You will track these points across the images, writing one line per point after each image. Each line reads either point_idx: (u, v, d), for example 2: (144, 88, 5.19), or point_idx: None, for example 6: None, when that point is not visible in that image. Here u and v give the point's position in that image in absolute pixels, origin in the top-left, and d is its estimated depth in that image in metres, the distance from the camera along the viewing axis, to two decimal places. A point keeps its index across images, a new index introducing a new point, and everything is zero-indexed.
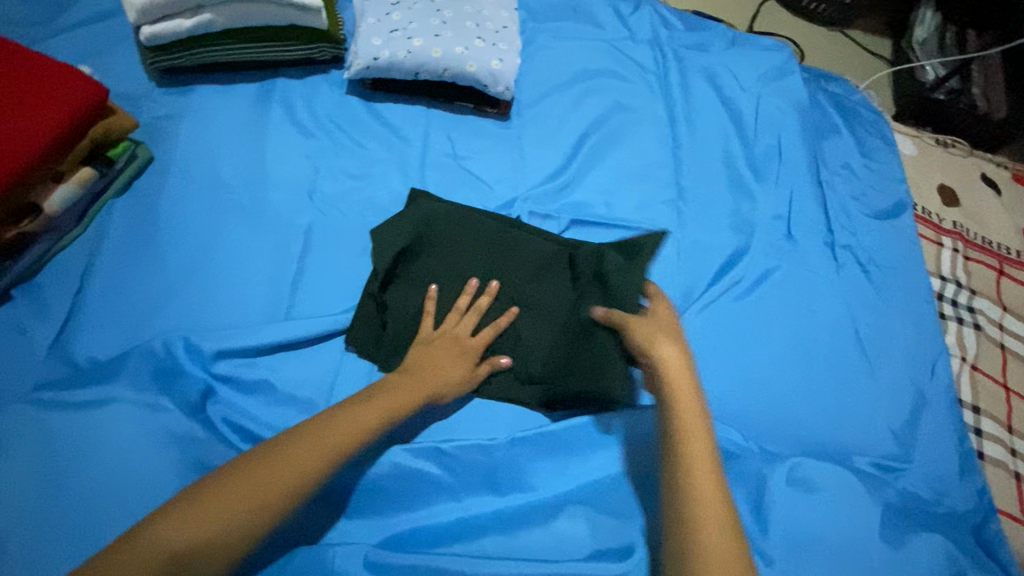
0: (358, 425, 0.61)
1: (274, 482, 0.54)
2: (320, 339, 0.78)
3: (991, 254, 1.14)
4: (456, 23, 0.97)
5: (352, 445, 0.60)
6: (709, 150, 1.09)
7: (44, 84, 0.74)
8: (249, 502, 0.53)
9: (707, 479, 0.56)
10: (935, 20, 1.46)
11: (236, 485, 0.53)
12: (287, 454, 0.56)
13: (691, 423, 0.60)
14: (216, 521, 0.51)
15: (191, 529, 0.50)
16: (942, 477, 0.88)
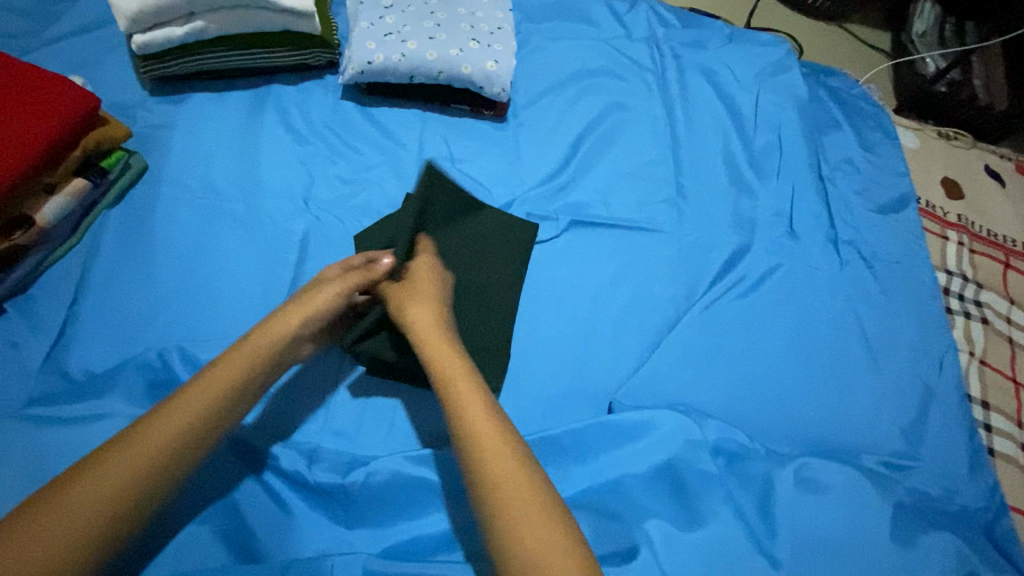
0: (222, 378, 0.59)
1: (134, 453, 0.51)
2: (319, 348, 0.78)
3: (997, 246, 1.13)
4: (450, 25, 0.96)
5: (217, 407, 0.57)
6: (708, 148, 1.08)
7: (36, 94, 0.73)
8: (116, 482, 0.50)
9: (493, 443, 0.53)
10: (934, 12, 1.45)
11: (92, 472, 0.50)
12: (133, 446, 0.52)
13: (451, 380, 0.60)
14: (75, 510, 0.47)
15: (54, 529, 0.46)
16: (953, 474, 0.86)
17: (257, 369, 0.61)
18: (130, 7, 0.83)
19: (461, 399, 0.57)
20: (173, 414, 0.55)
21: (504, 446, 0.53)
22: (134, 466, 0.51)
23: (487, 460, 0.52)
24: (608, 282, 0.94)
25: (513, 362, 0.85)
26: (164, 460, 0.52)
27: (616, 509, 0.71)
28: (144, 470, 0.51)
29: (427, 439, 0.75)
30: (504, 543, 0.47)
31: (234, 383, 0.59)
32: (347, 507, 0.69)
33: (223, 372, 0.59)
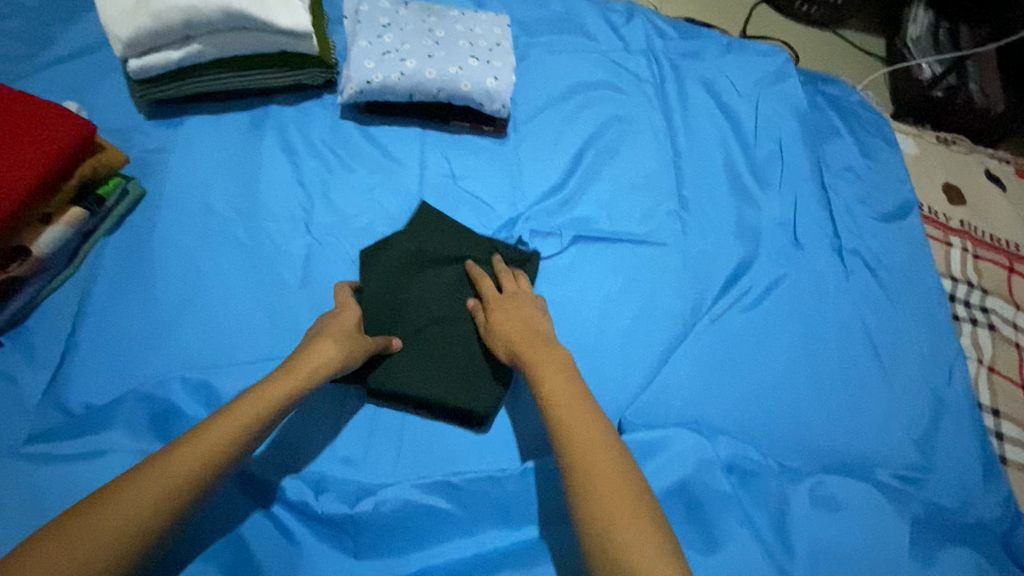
0: (254, 412, 0.57)
1: (160, 482, 0.49)
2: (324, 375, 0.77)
3: (1001, 251, 1.13)
4: (449, 42, 0.95)
5: (261, 417, 0.57)
6: (710, 158, 1.08)
7: (32, 124, 0.72)
8: (138, 515, 0.47)
9: (585, 436, 0.57)
10: (927, 18, 1.45)
11: (113, 501, 0.47)
12: (179, 451, 0.52)
13: (549, 376, 0.64)
14: (117, 517, 0.46)
15: (89, 543, 0.44)
16: (967, 485, 0.85)
17: (283, 403, 0.59)
18: (124, 32, 0.81)
19: (589, 449, 0.56)
20: (199, 443, 0.53)
21: (610, 457, 0.55)
22: (158, 497, 0.49)
23: (617, 512, 0.51)
24: (613, 297, 0.93)
25: None
26: (186, 493, 0.50)
27: None
28: (166, 503, 0.49)
29: (436, 464, 0.74)
30: (611, 542, 0.49)
31: (263, 417, 0.57)
32: (357, 539, 0.67)
33: (262, 391, 0.60)
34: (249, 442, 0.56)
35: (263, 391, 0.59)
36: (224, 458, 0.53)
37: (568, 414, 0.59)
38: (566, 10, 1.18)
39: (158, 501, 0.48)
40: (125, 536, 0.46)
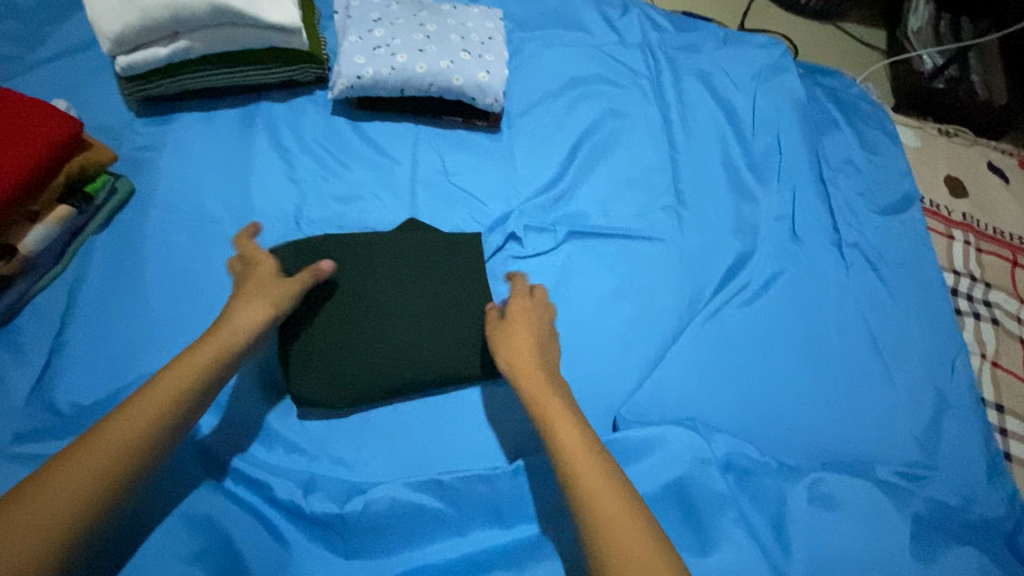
0: (201, 359, 0.59)
1: (126, 436, 0.51)
2: None
3: (1004, 245, 1.11)
4: (441, 37, 0.94)
5: (210, 369, 0.59)
6: (707, 152, 1.06)
7: (17, 120, 0.71)
8: (97, 465, 0.49)
9: (567, 434, 0.56)
10: (928, 9, 1.43)
11: (66, 460, 0.49)
12: (133, 407, 0.53)
13: (527, 372, 0.64)
14: (83, 476, 0.48)
15: (58, 501, 0.47)
16: (970, 482, 0.84)
17: (231, 351, 0.61)
18: (112, 29, 0.81)
19: (569, 443, 0.55)
20: (150, 394, 0.55)
21: (589, 449, 0.55)
22: (115, 445, 0.51)
23: (609, 511, 0.50)
24: (608, 293, 0.92)
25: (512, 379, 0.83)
26: (144, 440, 0.52)
27: None
28: (125, 451, 0.51)
29: (428, 462, 0.74)
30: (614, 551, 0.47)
31: (213, 363, 0.59)
32: (347, 539, 0.66)
33: (211, 342, 0.61)
34: (203, 385, 0.58)
35: (209, 341, 0.61)
36: (180, 405, 0.55)
37: (541, 408, 0.59)
38: (561, 3, 1.17)
39: (118, 450, 0.51)
40: (89, 484, 0.48)
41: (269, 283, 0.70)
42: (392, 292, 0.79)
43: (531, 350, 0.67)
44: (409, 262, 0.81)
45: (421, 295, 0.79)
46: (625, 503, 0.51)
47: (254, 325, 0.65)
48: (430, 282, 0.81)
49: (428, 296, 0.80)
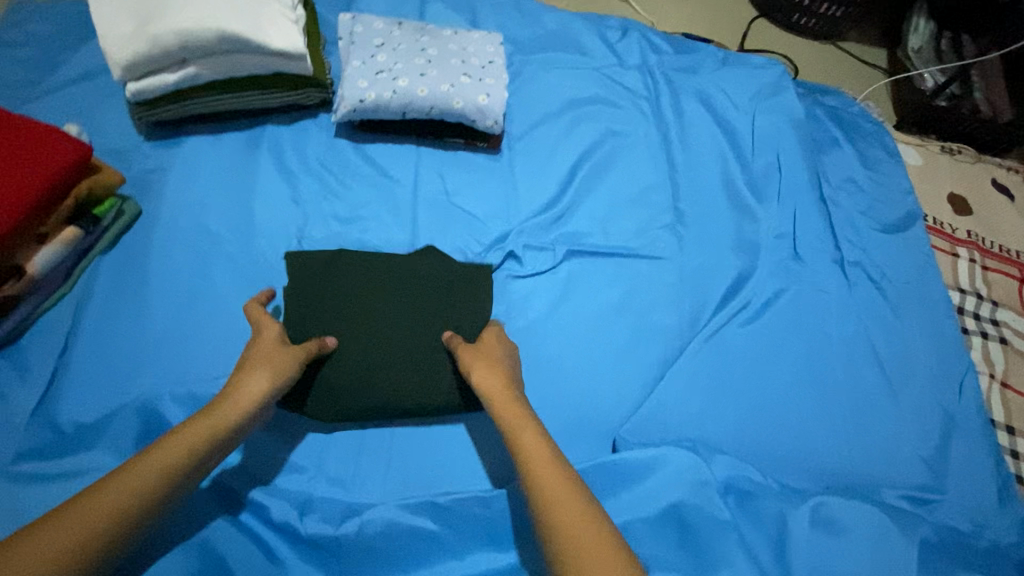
0: (257, 390, 0.64)
1: (190, 449, 0.56)
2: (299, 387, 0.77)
3: (1012, 263, 1.09)
4: (442, 61, 0.96)
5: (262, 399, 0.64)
6: (706, 171, 1.07)
7: (27, 145, 0.73)
8: (163, 470, 0.53)
9: (551, 478, 0.55)
10: (929, 27, 1.45)
11: (110, 483, 0.51)
12: (199, 424, 0.58)
13: (510, 413, 0.62)
14: (148, 478, 0.52)
15: (124, 498, 0.50)
16: (980, 507, 0.81)
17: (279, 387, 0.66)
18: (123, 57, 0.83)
19: (550, 487, 0.54)
20: (173, 444, 0.56)
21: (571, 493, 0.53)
22: (134, 488, 0.51)
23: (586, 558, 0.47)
24: (607, 312, 0.92)
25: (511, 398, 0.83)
26: (163, 487, 0.53)
27: None
28: (141, 498, 0.51)
29: (423, 482, 0.73)
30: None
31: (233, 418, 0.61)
32: (341, 561, 0.66)
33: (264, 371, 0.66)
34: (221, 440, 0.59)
35: (232, 398, 0.62)
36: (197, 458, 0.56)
37: (527, 448, 0.58)
38: (561, 27, 1.19)
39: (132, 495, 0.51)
40: (107, 523, 0.48)
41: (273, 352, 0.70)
42: (370, 314, 0.80)
43: (505, 379, 0.68)
44: (391, 286, 0.82)
45: (399, 320, 0.80)
46: (607, 552, 0.48)
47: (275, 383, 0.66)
48: (409, 307, 0.81)
49: (406, 322, 0.80)
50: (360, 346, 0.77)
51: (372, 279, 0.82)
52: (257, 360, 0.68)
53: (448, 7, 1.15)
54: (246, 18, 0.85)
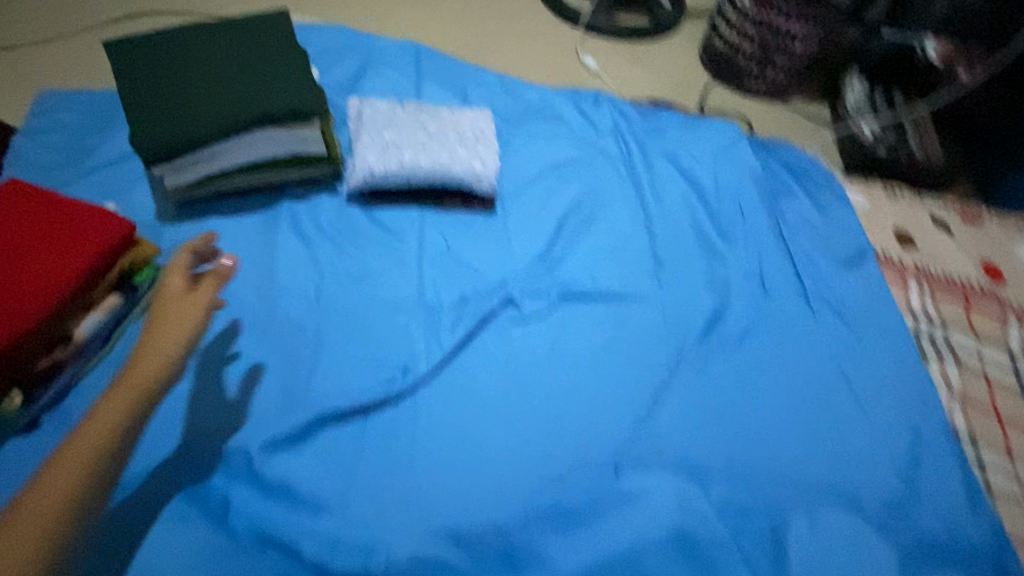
0: (137, 383, 0.66)
1: (126, 395, 0.64)
2: (339, 419, 0.85)
3: (957, 290, 1.19)
4: (441, 136, 1.09)
5: (139, 396, 0.65)
6: (678, 221, 1.20)
7: (76, 225, 0.82)
8: (92, 444, 0.61)
9: None
10: (863, 88, 1.62)
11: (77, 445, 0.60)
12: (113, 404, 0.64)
13: None
14: (80, 458, 0.60)
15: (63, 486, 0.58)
16: (951, 511, 0.88)
17: (162, 376, 0.67)
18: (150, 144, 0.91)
19: None
20: (128, 384, 0.65)
21: None
22: (105, 429, 0.62)
23: None
24: (599, 351, 1.00)
25: (511, 415, 0.89)
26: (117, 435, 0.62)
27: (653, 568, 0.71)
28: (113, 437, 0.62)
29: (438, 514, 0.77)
30: None
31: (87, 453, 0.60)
32: None
33: (140, 371, 0.67)
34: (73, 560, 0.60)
35: (148, 348, 0.68)
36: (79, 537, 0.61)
37: None
38: (542, 101, 1.35)
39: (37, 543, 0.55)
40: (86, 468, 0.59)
41: (180, 300, 0.75)
42: (191, 57, 0.97)
43: None
44: (223, 62, 0.97)
45: (207, 72, 0.96)
46: None
47: (193, 335, 0.72)
48: (244, 69, 0.97)
49: (221, 68, 0.97)
50: (223, 72, 0.96)
51: (206, 55, 0.97)
52: (165, 317, 0.72)
53: (442, 87, 1.30)
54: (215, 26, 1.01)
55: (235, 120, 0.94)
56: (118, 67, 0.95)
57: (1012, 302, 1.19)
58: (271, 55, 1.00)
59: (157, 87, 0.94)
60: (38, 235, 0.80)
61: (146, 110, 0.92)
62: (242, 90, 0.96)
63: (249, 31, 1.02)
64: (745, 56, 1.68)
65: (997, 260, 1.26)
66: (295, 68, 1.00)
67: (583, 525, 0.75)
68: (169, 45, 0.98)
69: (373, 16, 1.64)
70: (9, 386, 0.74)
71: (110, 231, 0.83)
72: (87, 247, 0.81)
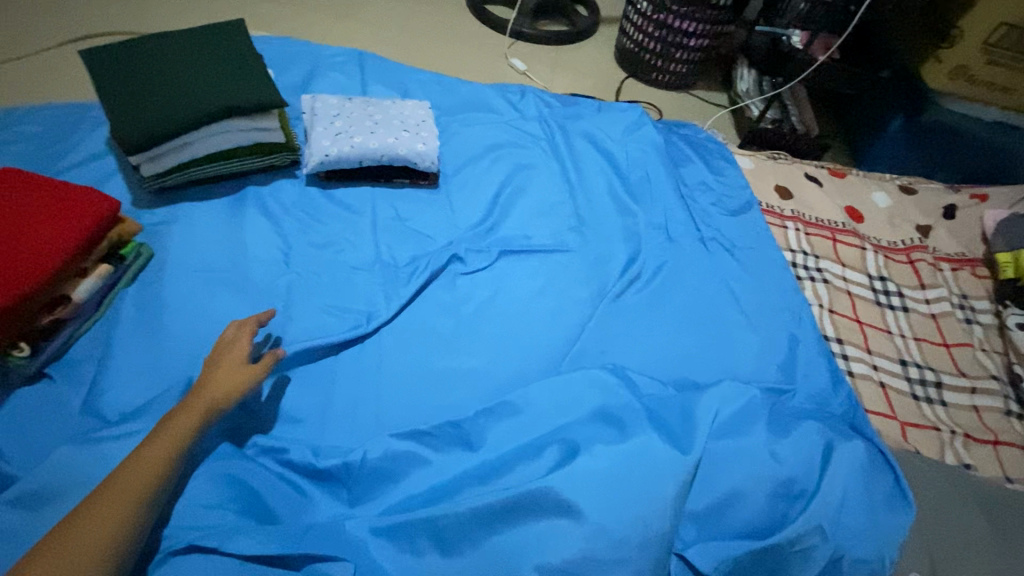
0: (188, 419, 0.77)
1: (176, 428, 0.76)
2: (316, 357, 0.99)
3: (826, 228, 1.44)
4: (386, 123, 1.27)
5: (187, 430, 0.77)
6: (597, 186, 1.40)
7: (69, 203, 0.94)
8: (144, 472, 0.70)
9: None
10: (751, 77, 1.88)
11: (126, 473, 0.70)
12: (168, 430, 0.75)
13: None
14: (132, 481, 0.69)
15: (114, 505, 0.67)
16: (818, 390, 1.11)
17: (208, 413, 0.79)
18: (128, 133, 1.04)
19: None
20: (175, 421, 0.77)
21: None
22: (154, 459, 0.72)
23: None
24: (534, 291, 1.18)
25: (462, 344, 1.06)
26: (164, 465, 0.72)
27: (584, 435, 0.89)
28: (163, 467, 0.72)
29: (407, 419, 0.95)
30: None
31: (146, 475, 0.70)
32: (351, 488, 0.85)
33: (190, 408, 0.79)
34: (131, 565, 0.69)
35: (207, 386, 0.82)
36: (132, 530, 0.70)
37: None
38: (475, 94, 1.55)
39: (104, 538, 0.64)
40: (137, 490, 0.69)
41: (237, 366, 0.86)
42: (160, 62, 1.13)
43: None
44: (188, 63, 1.13)
45: (176, 72, 1.12)
46: None
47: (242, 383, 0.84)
48: (208, 68, 1.13)
49: (187, 69, 1.12)
50: (189, 72, 1.12)
51: (173, 60, 1.13)
52: (215, 374, 0.84)
53: (385, 86, 1.48)
54: (181, 38, 1.18)
55: (203, 112, 1.08)
56: (96, 74, 1.10)
57: (869, 236, 1.45)
58: (230, 57, 1.17)
59: (131, 87, 1.09)
60: (34, 209, 0.92)
61: (123, 105, 1.06)
62: (207, 84, 1.11)
63: (215, 44, 1.19)
64: (651, 53, 1.90)
65: (857, 204, 1.53)
66: (253, 67, 1.17)
67: (525, 415, 0.93)
68: (140, 54, 1.14)
69: (317, 29, 1.81)
70: (17, 337, 0.86)
71: (98, 204, 0.96)
72: (81, 220, 0.93)
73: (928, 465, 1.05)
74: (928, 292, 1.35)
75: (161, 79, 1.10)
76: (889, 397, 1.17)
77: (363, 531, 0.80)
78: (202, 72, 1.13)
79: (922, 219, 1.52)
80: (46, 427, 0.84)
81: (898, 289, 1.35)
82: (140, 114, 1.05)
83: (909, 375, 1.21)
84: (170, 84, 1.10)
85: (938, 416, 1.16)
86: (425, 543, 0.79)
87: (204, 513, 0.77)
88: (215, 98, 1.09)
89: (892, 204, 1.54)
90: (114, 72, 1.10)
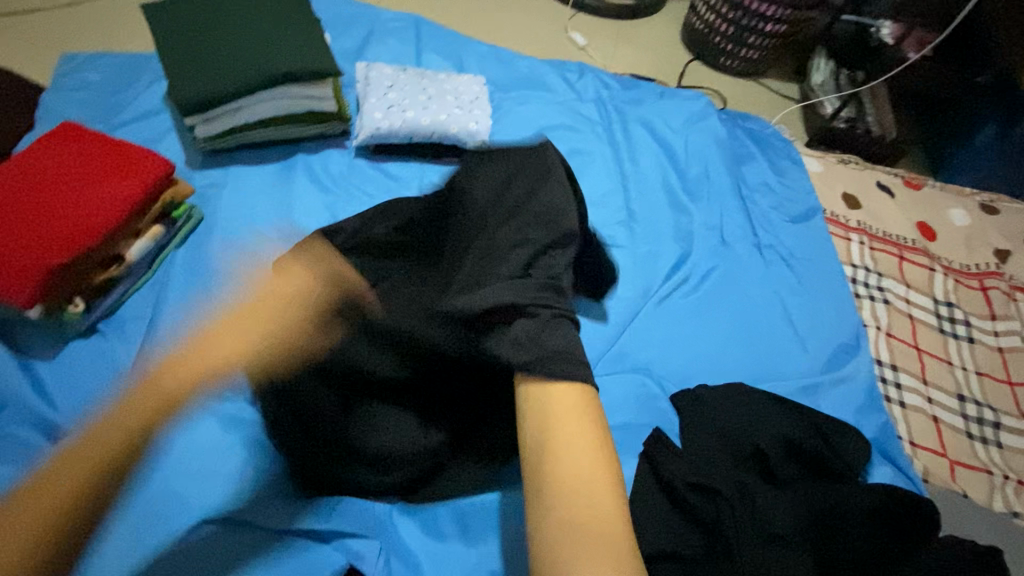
0: None
1: None
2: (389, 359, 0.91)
3: (893, 244, 1.34)
4: (440, 98, 1.23)
5: None
6: (652, 180, 1.34)
7: (127, 163, 0.95)
8: None
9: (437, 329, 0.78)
10: (828, 67, 1.73)
11: None
12: None
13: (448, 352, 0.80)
14: None
15: None
16: (855, 411, 1.07)
17: None
18: (185, 94, 1.03)
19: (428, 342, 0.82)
20: None
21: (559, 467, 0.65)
22: None
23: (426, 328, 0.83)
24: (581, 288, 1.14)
25: None
26: None
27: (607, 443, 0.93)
28: None
29: None
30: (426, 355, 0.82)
31: None
32: None
33: None
34: None
35: None
36: None
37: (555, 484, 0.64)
38: (532, 71, 1.48)
39: None
40: None
41: None
42: (219, 21, 1.11)
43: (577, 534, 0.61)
44: (246, 24, 1.11)
45: (233, 32, 1.10)
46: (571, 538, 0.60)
47: None
48: (267, 31, 1.11)
49: (245, 30, 1.10)
50: (246, 33, 1.10)
51: (232, 19, 1.12)
52: None
53: (441, 57, 1.44)
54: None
55: (259, 74, 1.06)
56: (156, 30, 1.09)
57: (940, 257, 1.35)
58: (288, 21, 1.14)
59: (190, 46, 1.08)
60: (96, 168, 0.93)
61: (180, 65, 1.06)
62: (264, 47, 1.09)
63: (274, 7, 1.16)
64: (722, 35, 1.78)
65: (930, 220, 1.42)
66: (310, 32, 1.14)
67: None
68: (197, 12, 1.12)
69: None
70: (73, 293, 0.89)
71: (153, 165, 0.96)
72: (139, 181, 0.94)
73: (974, 509, 1.00)
74: (998, 323, 1.26)
75: (218, 39, 1.09)
76: (940, 433, 1.11)
77: (389, 512, 0.81)
78: (259, 35, 1.11)
79: (1001, 242, 1.40)
80: (100, 381, 0.88)
81: (965, 317, 1.26)
82: (197, 76, 1.05)
83: (965, 412, 1.14)
84: (227, 46, 1.08)
85: (991, 458, 1.09)
86: (449, 530, 0.81)
87: (240, 485, 0.79)
88: (270, 63, 1.07)
89: (971, 222, 1.43)
90: (174, 29, 1.10)
